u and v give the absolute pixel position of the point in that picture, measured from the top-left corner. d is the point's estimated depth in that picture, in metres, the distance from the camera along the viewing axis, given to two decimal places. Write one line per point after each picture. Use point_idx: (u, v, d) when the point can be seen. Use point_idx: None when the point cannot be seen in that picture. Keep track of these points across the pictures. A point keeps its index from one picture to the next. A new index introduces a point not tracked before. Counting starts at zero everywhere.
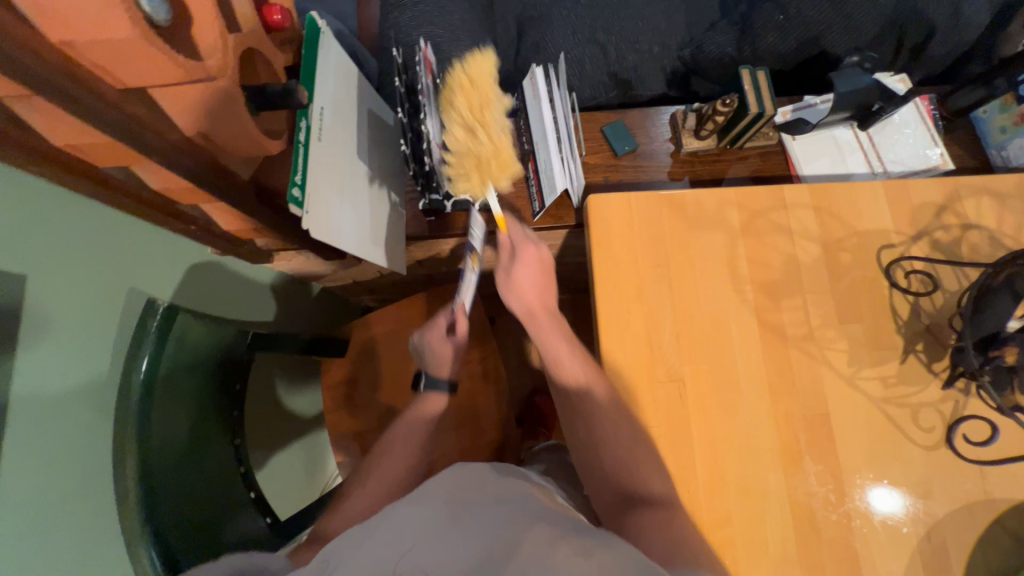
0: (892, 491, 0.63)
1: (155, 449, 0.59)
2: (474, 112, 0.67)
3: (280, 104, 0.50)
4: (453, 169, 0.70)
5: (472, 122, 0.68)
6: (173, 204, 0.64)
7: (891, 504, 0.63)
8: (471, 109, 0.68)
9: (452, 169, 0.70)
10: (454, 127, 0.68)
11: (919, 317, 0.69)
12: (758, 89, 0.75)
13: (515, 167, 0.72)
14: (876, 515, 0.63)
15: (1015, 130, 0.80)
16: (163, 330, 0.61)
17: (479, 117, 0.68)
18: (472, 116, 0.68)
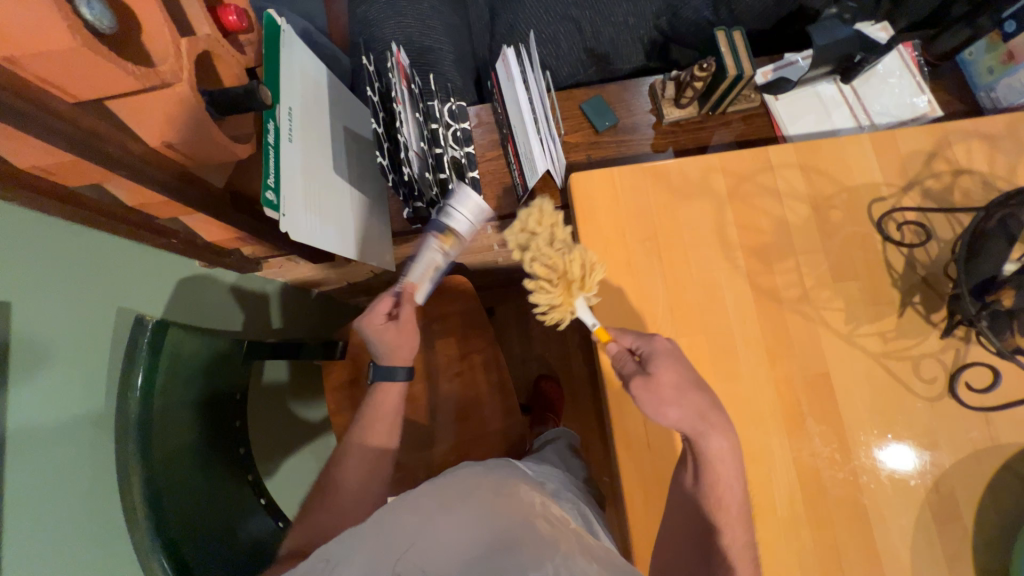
0: (898, 450, 0.63)
1: (159, 463, 0.59)
2: (552, 240, 0.56)
3: (245, 107, 0.49)
4: (542, 294, 0.55)
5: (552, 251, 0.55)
6: (153, 220, 0.64)
7: (902, 459, 0.63)
8: (545, 235, 0.56)
9: (541, 295, 0.55)
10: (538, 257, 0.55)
11: (915, 268, 0.68)
12: (736, 51, 0.73)
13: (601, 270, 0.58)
14: (890, 461, 0.63)
15: (1003, 70, 0.78)
16: (154, 348, 0.61)
17: (560, 243, 0.56)
18: (553, 243, 0.56)
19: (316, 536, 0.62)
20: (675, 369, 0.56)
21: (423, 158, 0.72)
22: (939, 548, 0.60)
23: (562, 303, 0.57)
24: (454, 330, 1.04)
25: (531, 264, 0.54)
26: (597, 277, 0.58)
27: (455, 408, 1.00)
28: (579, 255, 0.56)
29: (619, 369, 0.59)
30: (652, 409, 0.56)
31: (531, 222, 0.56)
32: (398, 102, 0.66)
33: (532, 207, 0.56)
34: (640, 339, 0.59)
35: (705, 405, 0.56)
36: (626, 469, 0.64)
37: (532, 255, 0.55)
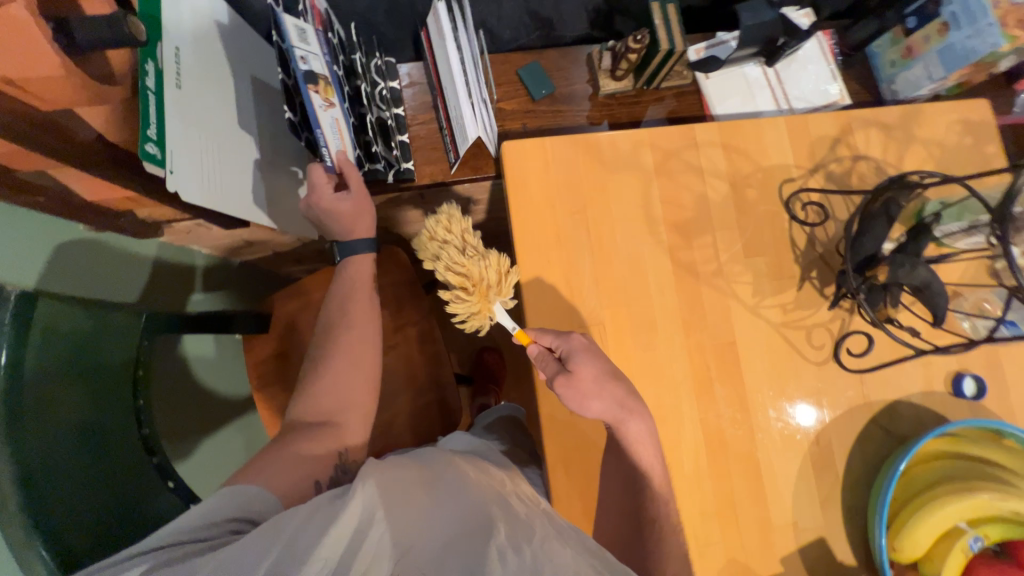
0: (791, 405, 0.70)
1: (36, 449, 0.53)
2: (464, 248, 0.61)
3: (111, 40, 0.40)
4: (457, 305, 0.60)
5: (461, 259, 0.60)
6: (10, 173, 0.54)
7: (802, 416, 0.70)
8: (455, 242, 0.61)
9: (456, 305, 0.60)
10: (449, 268, 0.59)
11: (814, 245, 0.74)
12: (669, 24, 0.73)
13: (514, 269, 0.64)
14: (801, 420, 0.70)
15: (903, 64, 0.84)
16: (21, 321, 0.54)
17: (471, 250, 0.61)
18: (465, 251, 0.60)
19: (305, 457, 0.56)
20: (594, 365, 0.60)
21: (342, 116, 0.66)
22: (817, 491, 0.68)
23: (480, 310, 0.61)
24: (387, 302, 1.01)
25: (445, 272, 0.59)
26: (512, 283, 0.63)
27: (388, 380, 0.98)
28: (491, 262, 0.61)
29: (543, 371, 0.62)
30: (576, 403, 0.59)
31: (441, 229, 0.61)
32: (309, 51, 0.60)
33: (441, 216, 0.62)
34: (558, 338, 0.63)
35: (622, 395, 0.60)
36: (549, 434, 0.67)
37: (445, 263, 0.59)
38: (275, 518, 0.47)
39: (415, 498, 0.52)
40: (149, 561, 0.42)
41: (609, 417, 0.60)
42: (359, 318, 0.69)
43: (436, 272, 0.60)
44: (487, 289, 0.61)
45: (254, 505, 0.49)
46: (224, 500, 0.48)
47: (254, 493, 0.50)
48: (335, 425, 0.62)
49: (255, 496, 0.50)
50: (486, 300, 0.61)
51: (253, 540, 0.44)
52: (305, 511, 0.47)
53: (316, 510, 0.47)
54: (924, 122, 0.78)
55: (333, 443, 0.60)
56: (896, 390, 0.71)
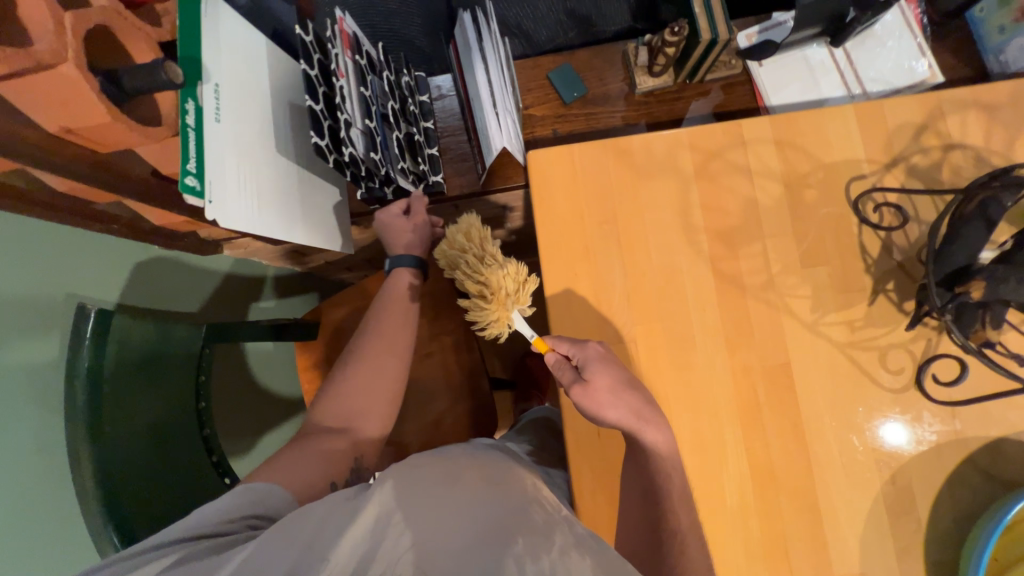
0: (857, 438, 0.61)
1: (111, 450, 0.60)
2: (482, 256, 0.65)
3: (150, 87, 0.45)
4: (476, 312, 0.64)
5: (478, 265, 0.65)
6: (90, 205, 0.62)
7: (894, 439, 0.61)
8: (473, 251, 0.66)
9: (476, 312, 0.64)
10: (467, 274, 0.65)
11: (891, 253, 0.64)
12: (710, 12, 0.66)
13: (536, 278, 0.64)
14: (889, 440, 0.61)
15: (1015, 29, 0.70)
16: (100, 334, 0.62)
17: (488, 258, 0.65)
18: (482, 259, 0.65)
19: (323, 463, 0.58)
20: (608, 374, 0.57)
21: (370, 136, 0.67)
22: (891, 540, 0.59)
23: (498, 316, 0.63)
24: (424, 311, 1.03)
25: (465, 279, 0.65)
26: (530, 291, 0.64)
27: (425, 387, 1.00)
28: (505, 269, 0.63)
29: (559, 379, 0.59)
30: (593, 414, 0.56)
31: (461, 240, 0.67)
32: (337, 75, 0.62)
33: (464, 229, 0.68)
34: (574, 346, 0.60)
35: (641, 404, 0.57)
36: (575, 457, 0.64)
37: (465, 270, 0.65)
38: (289, 516, 0.47)
39: (431, 494, 0.49)
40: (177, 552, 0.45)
41: (624, 426, 0.56)
42: (383, 322, 0.71)
43: (460, 280, 0.66)
44: (505, 297, 0.63)
45: (268, 501, 0.51)
46: (241, 494, 0.50)
47: (271, 491, 0.52)
48: (354, 429, 0.63)
49: (273, 494, 0.51)
50: (504, 307, 0.63)
51: (270, 541, 0.45)
52: (319, 511, 0.47)
53: (330, 512, 0.47)
54: None
55: (351, 447, 0.61)
56: (1000, 426, 0.59)
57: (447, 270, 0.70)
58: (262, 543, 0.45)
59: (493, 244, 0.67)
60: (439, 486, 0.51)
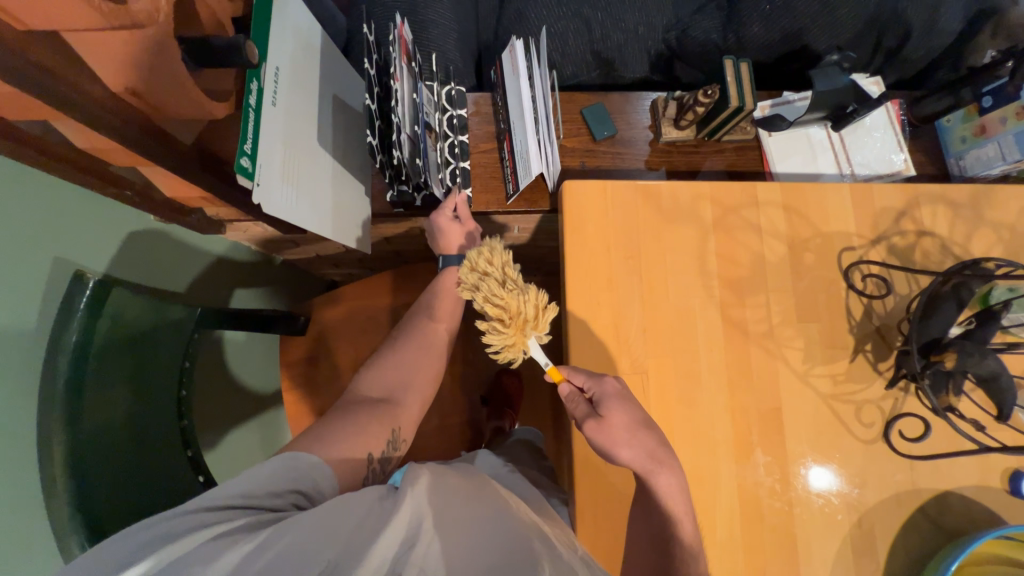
0: (820, 476, 0.67)
1: (86, 438, 0.55)
2: (505, 282, 0.61)
3: (228, 63, 0.43)
4: (492, 334, 0.59)
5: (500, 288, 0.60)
6: (105, 166, 0.58)
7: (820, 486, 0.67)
8: (495, 274, 0.61)
9: (491, 334, 0.59)
10: (487, 296, 0.59)
11: (870, 318, 0.72)
12: (740, 80, 0.73)
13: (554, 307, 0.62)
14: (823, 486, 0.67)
15: (974, 141, 0.83)
16: (93, 309, 0.56)
17: (511, 283, 0.61)
18: (505, 283, 0.60)
19: (357, 440, 0.57)
20: (625, 412, 0.59)
21: (414, 142, 0.68)
22: None
23: (515, 341, 0.60)
24: None
25: (484, 302, 0.59)
26: (549, 319, 0.62)
27: None
28: (529, 294, 0.60)
29: (572, 412, 0.61)
30: (606, 449, 0.58)
31: (482, 261, 0.63)
32: (395, 78, 0.62)
33: (484, 250, 0.64)
34: (591, 379, 0.62)
35: (654, 445, 0.59)
36: (580, 481, 0.65)
37: (484, 293, 0.60)
38: (325, 509, 0.45)
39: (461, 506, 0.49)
40: (223, 518, 0.42)
41: (636, 463, 0.58)
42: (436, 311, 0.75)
43: (475, 304, 0.60)
44: (524, 322, 0.60)
45: (313, 477, 0.49)
46: (280, 468, 0.48)
47: (314, 465, 0.50)
48: (381, 415, 0.62)
49: (314, 470, 0.50)
50: (521, 332, 0.60)
51: (305, 530, 0.42)
52: (353, 511, 0.46)
53: (364, 513, 0.46)
54: (995, 204, 0.76)
55: (388, 421, 0.61)
56: (948, 481, 0.68)
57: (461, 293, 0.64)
58: (300, 525, 0.43)
59: (514, 268, 0.64)
60: (467, 501, 0.50)
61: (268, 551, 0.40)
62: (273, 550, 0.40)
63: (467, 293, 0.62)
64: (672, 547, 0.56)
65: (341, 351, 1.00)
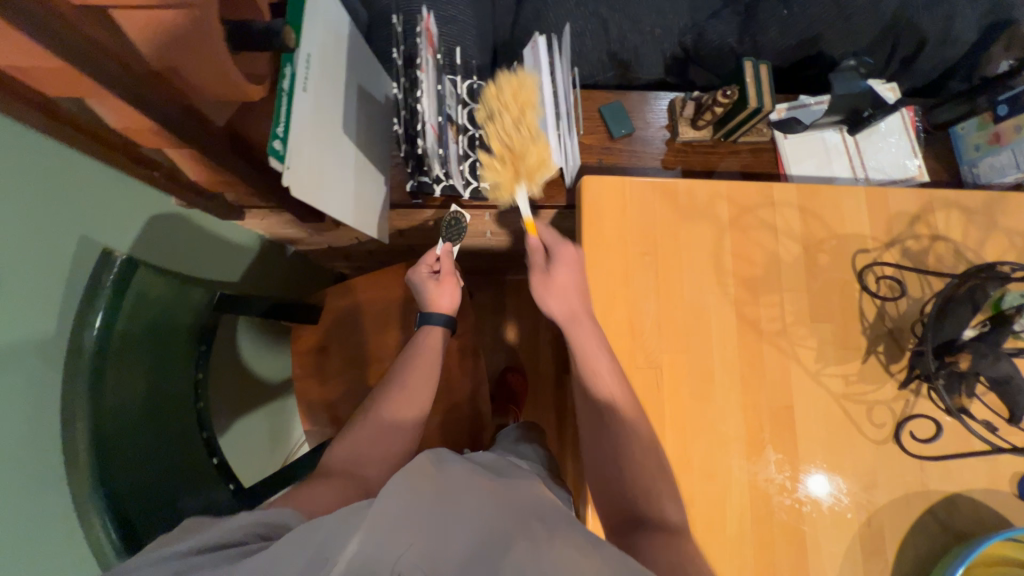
0: (816, 481, 0.67)
1: (109, 413, 0.55)
2: (518, 118, 0.64)
3: (267, 47, 0.44)
4: (488, 171, 0.66)
5: (513, 114, 0.64)
6: (135, 146, 0.58)
7: (817, 491, 0.67)
8: (513, 110, 0.64)
9: (488, 170, 0.66)
10: (499, 118, 0.64)
11: (883, 320, 0.73)
12: (759, 83, 0.74)
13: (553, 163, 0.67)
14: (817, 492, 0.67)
15: (988, 149, 0.84)
16: (120, 287, 0.56)
17: (523, 126, 0.64)
18: (517, 125, 0.64)
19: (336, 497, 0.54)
20: None
21: (437, 133, 0.69)
22: None
23: (507, 183, 0.66)
24: None
25: (492, 135, 0.65)
26: (543, 174, 0.67)
27: None
28: (534, 145, 0.65)
29: (529, 259, 0.71)
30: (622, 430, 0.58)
31: (499, 95, 0.64)
32: (422, 69, 0.63)
33: (508, 80, 0.65)
34: (554, 239, 0.70)
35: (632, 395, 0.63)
36: None
37: (495, 130, 0.65)
38: (285, 538, 0.41)
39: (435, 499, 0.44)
40: (184, 563, 0.40)
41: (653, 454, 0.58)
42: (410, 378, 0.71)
43: (485, 128, 0.66)
44: (522, 169, 0.65)
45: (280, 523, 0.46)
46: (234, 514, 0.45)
47: (285, 514, 0.48)
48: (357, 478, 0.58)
49: (285, 517, 0.47)
50: (511, 186, 0.66)
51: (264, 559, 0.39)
52: (318, 530, 0.41)
53: (329, 527, 0.41)
54: (1008, 211, 0.76)
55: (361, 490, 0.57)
56: (957, 483, 0.68)
57: (480, 107, 0.69)
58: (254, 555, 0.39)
59: (535, 112, 0.66)
60: (442, 491, 0.46)
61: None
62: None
63: (481, 118, 0.66)
64: None
65: (353, 342, 1.01)
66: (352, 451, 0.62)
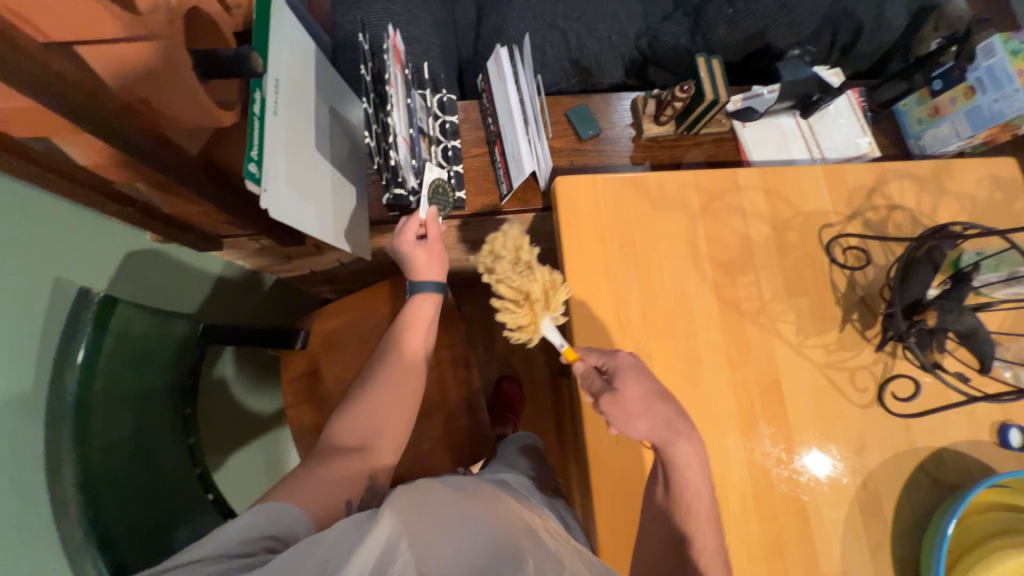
0: (812, 464, 0.69)
1: (97, 453, 0.53)
2: (516, 262, 0.61)
3: (237, 73, 0.45)
4: (508, 313, 0.60)
5: (517, 262, 0.61)
6: (108, 183, 0.59)
7: (819, 472, 0.69)
8: (510, 256, 0.61)
9: (507, 313, 0.60)
10: (497, 262, 0.61)
11: (854, 288, 0.76)
12: (713, 77, 0.78)
13: (563, 292, 0.63)
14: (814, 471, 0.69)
15: (930, 121, 0.89)
16: (99, 325, 0.55)
17: (522, 265, 0.61)
18: (516, 266, 0.61)
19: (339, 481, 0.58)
20: (640, 383, 0.59)
21: (409, 146, 0.70)
22: (866, 539, 0.66)
23: (529, 323, 0.61)
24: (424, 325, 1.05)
25: (498, 284, 0.60)
26: (562, 297, 0.62)
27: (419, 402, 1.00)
28: (539, 277, 0.60)
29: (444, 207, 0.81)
30: (622, 424, 0.58)
31: (497, 245, 0.62)
32: (391, 84, 0.65)
33: (500, 231, 0.63)
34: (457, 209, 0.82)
35: (671, 414, 0.58)
36: (595, 469, 0.66)
37: (499, 275, 0.60)
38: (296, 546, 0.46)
39: (438, 517, 0.48)
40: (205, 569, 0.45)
41: (654, 438, 0.58)
42: (405, 345, 0.73)
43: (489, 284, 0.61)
44: (536, 304, 0.60)
45: (283, 520, 0.51)
46: (262, 515, 0.50)
47: (293, 514, 0.52)
48: (363, 452, 0.62)
49: (285, 513, 0.52)
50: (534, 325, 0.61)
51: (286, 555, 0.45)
52: (336, 533, 0.46)
53: (341, 535, 0.45)
54: (955, 176, 0.81)
55: (364, 468, 0.61)
56: (941, 438, 0.71)
57: (493, 239, 0.63)
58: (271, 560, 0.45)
59: (528, 249, 0.63)
60: (450, 505, 0.51)
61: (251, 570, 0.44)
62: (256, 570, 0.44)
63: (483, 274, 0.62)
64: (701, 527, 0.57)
65: (342, 363, 1.00)
66: (352, 427, 0.64)
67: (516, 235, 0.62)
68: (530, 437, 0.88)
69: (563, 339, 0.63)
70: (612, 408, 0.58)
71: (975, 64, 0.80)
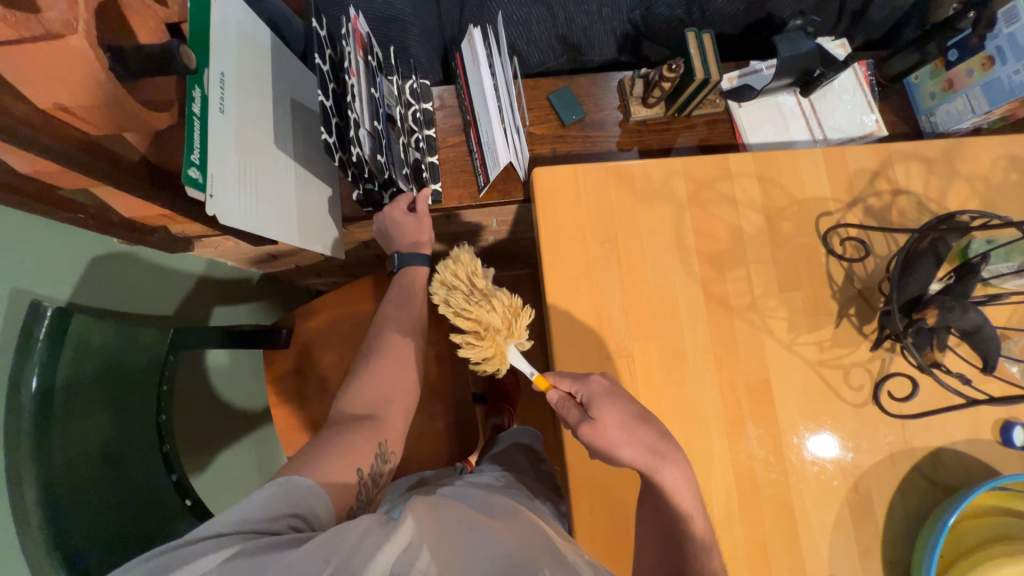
0: (823, 445, 0.67)
1: (61, 467, 0.53)
2: (471, 291, 0.60)
3: (163, 71, 0.41)
4: (470, 347, 0.58)
5: (471, 290, 0.59)
6: (58, 190, 0.56)
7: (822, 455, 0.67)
8: (464, 286, 0.60)
9: (469, 346, 0.58)
10: (452, 293, 0.59)
11: (852, 282, 0.72)
12: (704, 55, 0.72)
13: (527, 316, 0.61)
14: (823, 453, 0.67)
15: (943, 96, 0.83)
16: (54, 338, 0.55)
17: (478, 294, 0.59)
18: (472, 295, 0.59)
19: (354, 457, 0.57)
20: (617, 409, 0.56)
21: (375, 139, 0.66)
22: (855, 543, 0.64)
23: (493, 354, 0.59)
24: None
25: (454, 317, 0.58)
26: (525, 323, 0.60)
27: None
28: (498, 304, 0.58)
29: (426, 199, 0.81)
30: (606, 451, 0.56)
31: (449, 275, 0.60)
32: (350, 74, 0.60)
33: (450, 260, 0.62)
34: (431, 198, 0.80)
35: (654, 439, 0.56)
36: (573, 474, 0.64)
37: (454, 307, 0.58)
38: (326, 533, 0.44)
39: (456, 530, 0.48)
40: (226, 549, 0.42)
41: (639, 465, 0.55)
42: (402, 320, 0.74)
43: (446, 316, 0.59)
44: (498, 333, 0.58)
45: (309, 501, 0.49)
46: (283, 492, 0.48)
47: (312, 489, 0.50)
48: (374, 421, 0.63)
49: (309, 490, 0.49)
50: (501, 356, 0.59)
51: (311, 545, 0.43)
52: (354, 532, 0.45)
53: (364, 534, 0.45)
54: (968, 156, 0.75)
55: (373, 437, 0.60)
56: (940, 438, 0.67)
57: (443, 268, 0.61)
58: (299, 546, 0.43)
59: (482, 275, 0.62)
60: (464, 516, 0.51)
61: (283, 553, 0.42)
62: (288, 555, 0.41)
63: (439, 308, 0.60)
64: (681, 540, 0.54)
65: (327, 361, 0.98)
66: (363, 405, 0.65)
67: (469, 259, 0.62)
68: (531, 433, 0.87)
69: (533, 368, 0.61)
70: (592, 437, 0.56)
71: (995, 32, 0.73)
